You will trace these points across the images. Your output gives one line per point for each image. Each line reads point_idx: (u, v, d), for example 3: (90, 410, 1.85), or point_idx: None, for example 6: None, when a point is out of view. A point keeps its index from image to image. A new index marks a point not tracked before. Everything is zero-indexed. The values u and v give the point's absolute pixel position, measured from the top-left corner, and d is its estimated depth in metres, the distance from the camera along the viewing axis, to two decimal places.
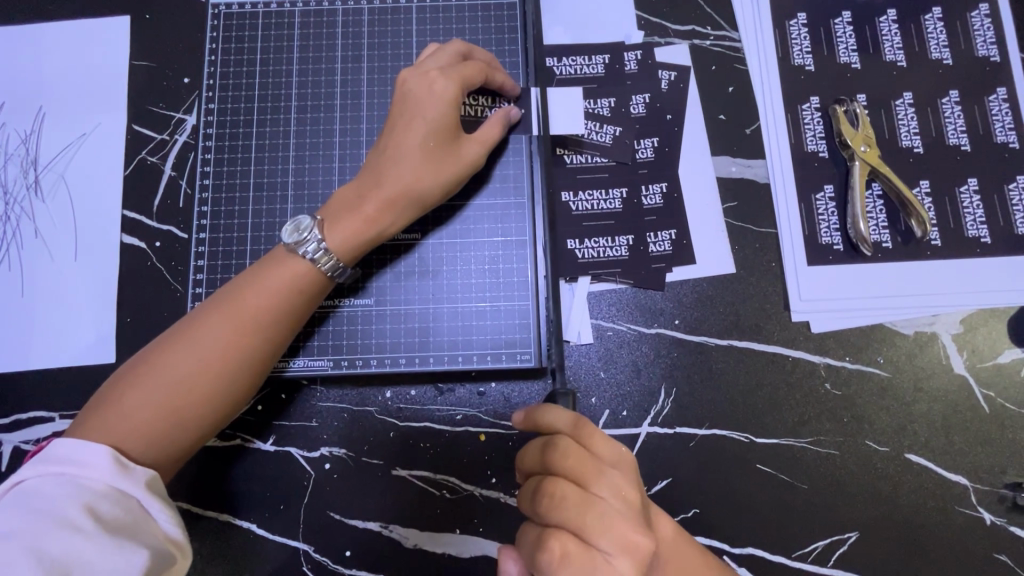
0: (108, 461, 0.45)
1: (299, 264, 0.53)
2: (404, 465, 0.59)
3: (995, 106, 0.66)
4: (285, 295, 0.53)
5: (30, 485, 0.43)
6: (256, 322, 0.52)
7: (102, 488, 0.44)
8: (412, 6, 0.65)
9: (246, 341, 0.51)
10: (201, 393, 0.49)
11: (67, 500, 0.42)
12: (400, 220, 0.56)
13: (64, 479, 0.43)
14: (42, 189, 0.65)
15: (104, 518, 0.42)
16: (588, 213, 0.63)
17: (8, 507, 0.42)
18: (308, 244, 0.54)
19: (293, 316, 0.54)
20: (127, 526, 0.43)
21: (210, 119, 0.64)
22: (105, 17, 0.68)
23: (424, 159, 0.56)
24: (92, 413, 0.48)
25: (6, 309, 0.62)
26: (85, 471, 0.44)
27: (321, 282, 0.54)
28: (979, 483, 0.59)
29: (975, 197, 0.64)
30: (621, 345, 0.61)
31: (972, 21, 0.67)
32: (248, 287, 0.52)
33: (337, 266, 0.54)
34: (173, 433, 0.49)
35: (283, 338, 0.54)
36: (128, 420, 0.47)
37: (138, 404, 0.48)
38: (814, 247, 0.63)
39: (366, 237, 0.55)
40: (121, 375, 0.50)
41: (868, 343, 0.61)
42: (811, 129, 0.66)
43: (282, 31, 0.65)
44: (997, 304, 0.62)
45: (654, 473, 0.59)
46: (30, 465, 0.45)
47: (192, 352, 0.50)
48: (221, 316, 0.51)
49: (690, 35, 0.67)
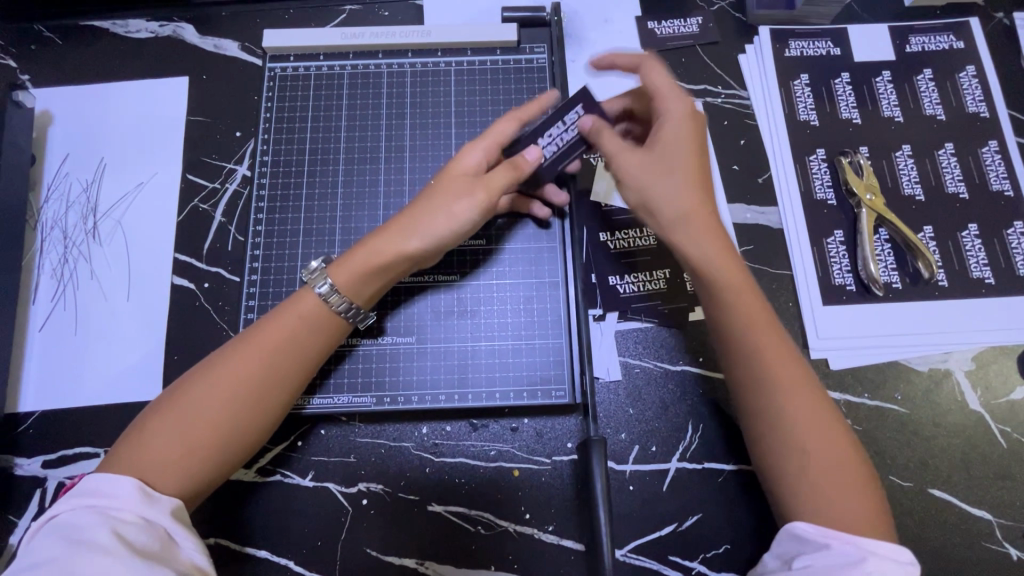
0: (135, 490, 0.46)
1: (315, 301, 0.56)
2: (440, 501, 0.61)
3: (988, 157, 0.71)
4: (305, 327, 0.55)
5: (62, 517, 0.45)
6: (275, 349, 0.54)
7: (131, 518, 0.45)
8: (450, 69, 0.71)
9: (265, 372, 0.53)
10: (220, 422, 0.51)
11: (98, 527, 0.44)
12: (392, 256, 0.56)
13: (94, 510, 0.45)
14: (99, 234, 0.69)
15: (133, 543, 0.44)
16: (622, 252, 0.67)
17: (44, 538, 0.44)
18: (319, 284, 0.56)
19: (310, 345, 0.56)
20: (154, 552, 0.44)
21: (263, 170, 0.69)
22: (166, 77, 0.74)
23: (431, 196, 0.58)
24: (122, 448, 0.50)
25: (59, 347, 0.65)
26: (113, 501, 0.46)
27: (339, 324, 0.57)
28: (1003, 518, 0.60)
29: (977, 241, 0.68)
30: (648, 382, 0.64)
31: (961, 82, 0.73)
32: (270, 322, 0.55)
33: (348, 305, 0.56)
34: (189, 465, 0.49)
35: (301, 371, 0.55)
36: (157, 454, 0.49)
37: (160, 440, 0.49)
38: (827, 287, 0.67)
39: (360, 266, 0.57)
40: (151, 409, 0.52)
41: (885, 380, 0.64)
42: (819, 179, 0.70)
43: (332, 91, 0.71)
44: (1005, 342, 0.65)
45: (684, 509, 0.60)
46: (64, 500, 0.47)
47: (218, 385, 0.51)
48: (244, 349, 0.53)
49: (704, 93, 0.73)
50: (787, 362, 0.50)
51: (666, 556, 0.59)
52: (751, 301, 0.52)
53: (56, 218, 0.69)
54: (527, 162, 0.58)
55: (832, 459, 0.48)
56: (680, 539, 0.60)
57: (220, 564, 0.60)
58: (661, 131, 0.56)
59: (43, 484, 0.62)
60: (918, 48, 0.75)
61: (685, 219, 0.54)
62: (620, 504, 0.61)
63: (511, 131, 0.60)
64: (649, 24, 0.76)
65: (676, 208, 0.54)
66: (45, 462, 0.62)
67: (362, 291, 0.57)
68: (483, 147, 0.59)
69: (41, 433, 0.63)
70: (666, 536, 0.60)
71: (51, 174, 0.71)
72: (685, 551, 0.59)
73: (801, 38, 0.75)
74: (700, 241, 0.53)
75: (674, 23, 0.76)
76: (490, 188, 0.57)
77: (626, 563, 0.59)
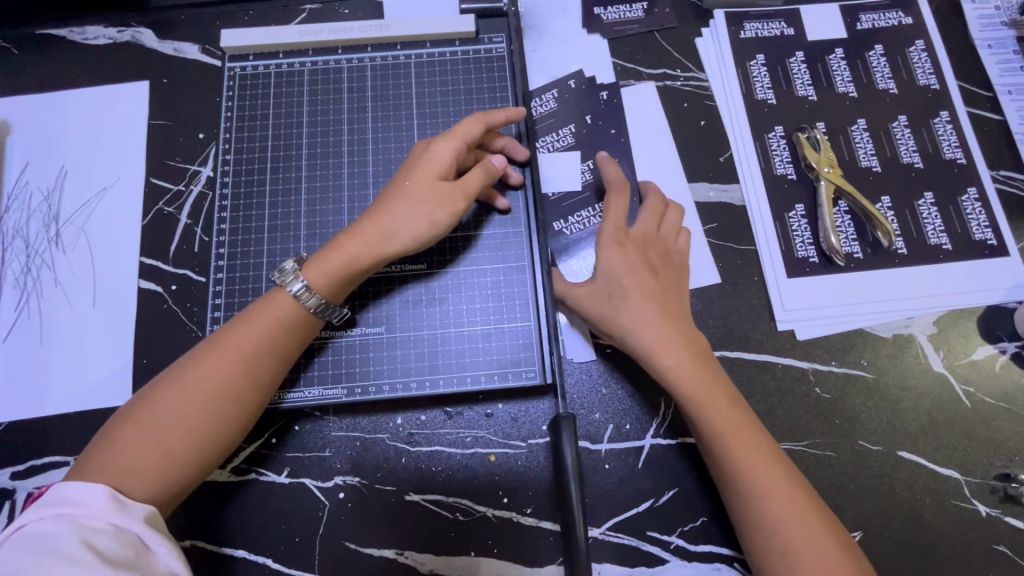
0: (107, 499, 0.46)
1: (289, 302, 0.56)
2: (417, 490, 0.61)
3: (941, 128, 0.73)
4: (281, 328, 0.55)
5: (29, 527, 0.44)
6: (250, 351, 0.54)
7: (102, 526, 0.45)
8: (410, 62, 0.71)
9: (240, 375, 0.53)
10: (197, 428, 0.51)
11: (67, 536, 0.43)
12: (373, 261, 0.58)
13: (64, 519, 0.44)
14: (62, 241, 0.68)
15: (105, 552, 0.43)
16: (578, 235, 0.68)
17: (11, 549, 0.43)
18: (293, 284, 0.56)
19: (283, 347, 0.55)
20: (126, 559, 0.43)
21: (226, 169, 0.69)
22: (125, 82, 0.73)
23: (409, 203, 0.58)
24: (92, 455, 0.49)
25: (24, 357, 0.65)
26: (83, 509, 0.45)
27: (310, 321, 0.57)
28: (971, 476, 0.61)
29: (933, 208, 0.70)
30: (620, 361, 0.64)
31: (911, 56, 0.75)
32: (244, 322, 0.55)
33: (321, 303, 0.57)
34: (167, 472, 0.49)
35: (275, 370, 0.55)
36: (127, 459, 0.48)
37: (135, 447, 0.49)
38: (791, 260, 0.68)
39: (339, 269, 0.57)
40: (122, 413, 0.52)
41: (851, 347, 0.65)
42: (778, 155, 0.72)
43: (293, 88, 0.71)
44: (965, 305, 0.66)
45: (661, 484, 0.61)
46: (32, 508, 0.46)
47: (191, 389, 0.51)
48: (217, 350, 0.53)
49: (662, 77, 0.74)
50: (744, 431, 0.55)
51: (645, 531, 0.60)
52: (715, 401, 0.56)
53: (17, 227, 0.69)
54: (497, 165, 0.62)
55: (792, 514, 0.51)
56: (658, 514, 0.60)
57: (199, 566, 0.59)
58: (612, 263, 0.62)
59: (13, 496, 0.61)
60: (868, 25, 0.77)
61: (658, 310, 0.60)
62: (597, 484, 0.61)
63: (477, 133, 0.62)
64: (605, 11, 0.77)
65: (638, 301, 0.60)
66: (14, 473, 0.61)
67: (335, 289, 0.58)
68: (453, 149, 0.60)
69: (9, 444, 0.62)
70: (644, 513, 0.60)
71: (11, 184, 0.70)
72: (663, 526, 0.60)
73: (755, 20, 0.77)
74: (655, 320, 0.59)
75: (620, 8, 0.77)
76: (471, 190, 0.60)
77: (606, 541, 0.60)
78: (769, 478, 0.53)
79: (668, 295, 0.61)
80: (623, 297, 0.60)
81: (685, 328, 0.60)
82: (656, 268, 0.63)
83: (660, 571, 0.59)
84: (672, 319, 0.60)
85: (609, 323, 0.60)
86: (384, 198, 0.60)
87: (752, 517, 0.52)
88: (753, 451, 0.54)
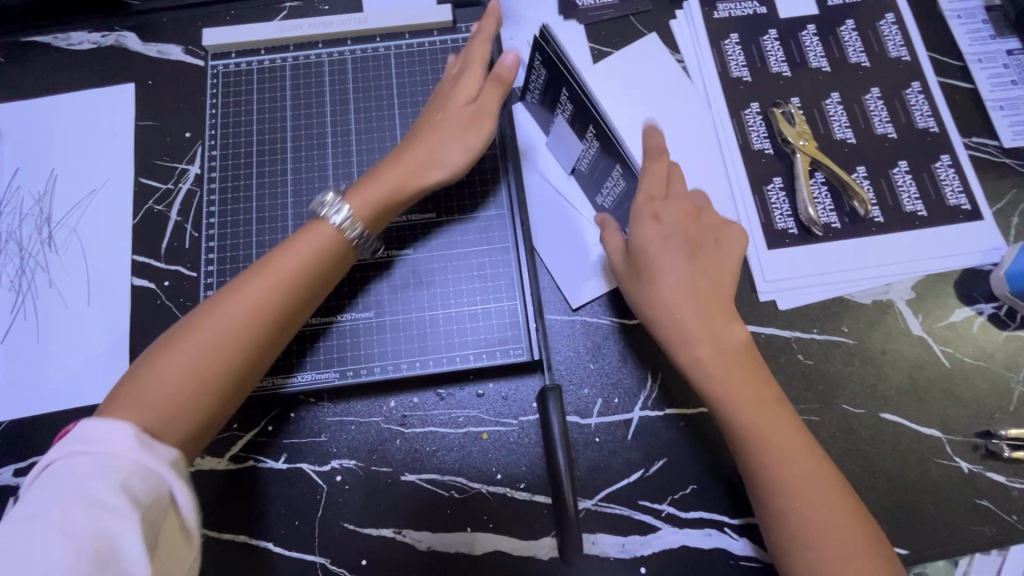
0: (134, 439, 0.44)
1: (328, 229, 0.56)
2: (412, 470, 0.62)
3: (913, 98, 0.74)
4: (319, 256, 0.56)
5: (55, 466, 0.43)
6: (290, 280, 0.54)
7: (127, 466, 0.42)
8: (389, 54, 0.73)
9: (280, 303, 0.53)
10: (236, 356, 0.51)
11: (94, 480, 0.41)
12: (416, 183, 0.61)
13: (88, 458, 0.42)
14: (55, 243, 0.69)
15: (132, 492, 0.41)
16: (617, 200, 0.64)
17: (38, 490, 0.41)
18: (335, 212, 0.57)
19: (320, 279, 0.56)
20: (152, 504, 0.42)
21: (213, 165, 0.70)
22: (111, 85, 0.75)
23: (438, 130, 0.62)
24: (123, 390, 0.47)
25: (22, 357, 0.66)
26: (110, 448, 0.43)
27: (344, 247, 0.57)
28: (952, 435, 0.63)
29: (907, 176, 0.71)
30: (607, 337, 0.65)
31: (881, 29, 0.77)
32: (282, 252, 0.55)
33: (361, 233, 0.58)
34: (200, 399, 0.49)
35: (309, 300, 0.56)
36: (167, 388, 0.48)
37: (169, 372, 0.48)
38: (771, 232, 0.69)
39: (384, 198, 0.59)
40: (152, 347, 0.50)
41: (831, 314, 0.67)
42: (755, 131, 0.73)
43: (275, 84, 0.72)
44: (942, 269, 0.68)
45: (650, 455, 0.62)
46: (57, 446, 0.44)
47: (230, 317, 0.51)
48: (256, 280, 0.53)
49: (639, 60, 0.76)
50: (775, 427, 0.55)
51: (637, 501, 0.61)
52: (749, 397, 0.55)
53: (10, 231, 0.70)
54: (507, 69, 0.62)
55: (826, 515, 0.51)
56: (648, 484, 0.62)
57: (201, 553, 0.60)
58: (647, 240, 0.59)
59: (17, 492, 0.62)
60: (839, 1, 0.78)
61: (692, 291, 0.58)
62: (588, 457, 0.62)
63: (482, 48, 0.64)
64: None
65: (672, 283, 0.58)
66: (17, 470, 0.63)
67: (378, 215, 0.59)
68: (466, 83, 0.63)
69: (11, 442, 0.63)
70: (635, 483, 0.62)
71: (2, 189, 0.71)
72: (654, 495, 0.61)
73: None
74: (688, 306, 0.58)
75: None
76: (492, 114, 0.63)
77: (598, 511, 0.61)
78: (798, 476, 0.53)
79: (705, 276, 0.59)
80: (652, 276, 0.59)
81: (720, 313, 0.58)
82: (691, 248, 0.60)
83: (652, 539, 0.61)
84: (706, 303, 0.58)
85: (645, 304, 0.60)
86: (410, 139, 0.63)
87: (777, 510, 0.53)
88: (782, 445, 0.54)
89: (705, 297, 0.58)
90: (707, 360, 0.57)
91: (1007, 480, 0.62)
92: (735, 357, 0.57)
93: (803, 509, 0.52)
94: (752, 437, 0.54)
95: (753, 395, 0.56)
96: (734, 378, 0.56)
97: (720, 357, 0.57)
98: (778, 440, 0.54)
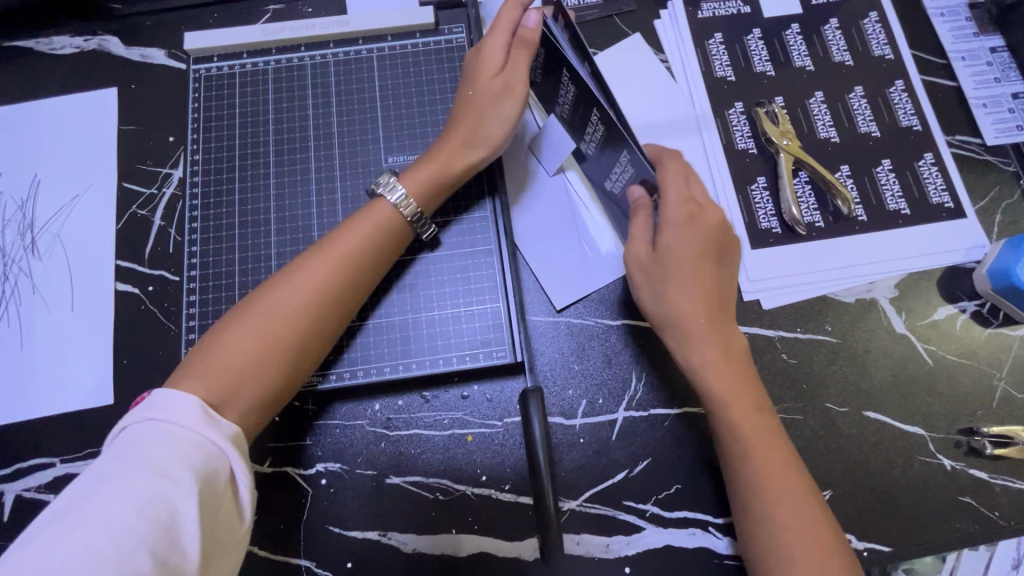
0: (199, 412, 0.47)
1: (386, 210, 0.59)
2: (397, 473, 0.62)
3: (896, 96, 0.74)
4: (375, 236, 0.58)
5: (131, 429, 0.46)
6: (349, 258, 0.56)
7: (194, 438, 0.45)
8: (372, 56, 0.72)
9: (337, 279, 0.56)
10: (297, 329, 0.53)
11: (163, 447, 0.44)
12: (461, 163, 0.62)
13: (159, 425, 0.45)
14: (38, 248, 0.69)
15: (194, 465, 0.44)
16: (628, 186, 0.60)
17: (112, 451, 0.44)
18: (393, 193, 0.60)
19: (378, 257, 0.58)
20: (209, 479, 0.44)
21: (195, 169, 0.70)
22: (94, 89, 0.74)
23: (474, 107, 0.62)
24: (199, 351, 0.52)
25: (6, 363, 0.66)
26: (178, 418, 0.46)
27: (401, 226, 0.60)
28: (935, 432, 0.63)
29: (890, 175, 0.71)
30: (591, 338, 0.65)
31: (865, 28, 0.77)
32: (343, 231, 0.58)
33: (416, 212, 0.60)
34: (265, 367, 0.52)
35: (366, 279, 0.58)
36: (232, 354, 0.51)
37: (238, 341, 0.51)
38: (754, 232, 0.70)
39: (432, 179, 0.61)
40: (227, 315, 0.54)
41: (815, 313, 0.67)
42: (739, 131, 0.73)
43: (258, 87, 0.72)
44: (925, 267, 0.68)
45: (634, 455, 0.62)
46: (131, 412, 0.47)
47: (291, 292, 0.54)
48: (316, 256, 0.56)
49: (623, 60, 0.76)
50: (767, 435, 0.55)
51: (621, 501, 0.61)
52: (745, 403, 0.56)
53: None
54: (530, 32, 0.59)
55: (802, 527, 0.52)
56: (633, 484, 0.62)
57: None
58: (665, 246, 0.59)
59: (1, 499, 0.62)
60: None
61: (704, 299, 0.58)
62: (572, 458, 0.63)
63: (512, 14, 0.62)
64: None
65: (684, 290, 0.58)
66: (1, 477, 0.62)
67: (431, 196, 0.62)
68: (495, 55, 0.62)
69: None
70: (619, 484, 0.62)
71: None
72: (638, 495, 0.62)
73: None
74: (693, 312, 0.58)
75: None
76: (524, 79, 0.61)
77: (583, 512, 0.61)
78: (781, 483, 0.53)
79: (716, 286, 0.59)
80: (668, 281, 0.59)
81: (722, 323, 0.59)
82: (707, 255, 0.59)
83: (637, 539, 0.61)
84: (716, 312, 0.58)
85: (655, 310, 0.60)
86: (454, 116, 0.64)
87: (760, 517, 0.53)
88: (772, 456, 0.54)
89: (716, 305, 0.59)
90: (714, 366, 0.57)
91: (989, 476, 0.62)
92: (736, 366, 0.57)
93: (782, 521, 0.52)
94: (746, 442, 0.54)
95: (753, 403, 0.56)
96: (738, 383, 0.57)
97: (726, 364, 0.57)
98: (770, 448, 0.54)
